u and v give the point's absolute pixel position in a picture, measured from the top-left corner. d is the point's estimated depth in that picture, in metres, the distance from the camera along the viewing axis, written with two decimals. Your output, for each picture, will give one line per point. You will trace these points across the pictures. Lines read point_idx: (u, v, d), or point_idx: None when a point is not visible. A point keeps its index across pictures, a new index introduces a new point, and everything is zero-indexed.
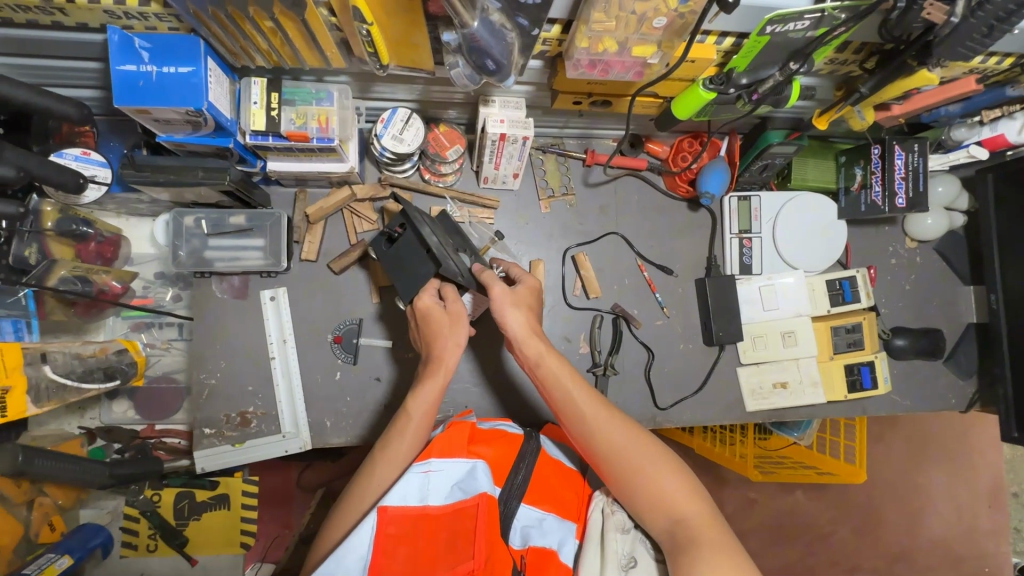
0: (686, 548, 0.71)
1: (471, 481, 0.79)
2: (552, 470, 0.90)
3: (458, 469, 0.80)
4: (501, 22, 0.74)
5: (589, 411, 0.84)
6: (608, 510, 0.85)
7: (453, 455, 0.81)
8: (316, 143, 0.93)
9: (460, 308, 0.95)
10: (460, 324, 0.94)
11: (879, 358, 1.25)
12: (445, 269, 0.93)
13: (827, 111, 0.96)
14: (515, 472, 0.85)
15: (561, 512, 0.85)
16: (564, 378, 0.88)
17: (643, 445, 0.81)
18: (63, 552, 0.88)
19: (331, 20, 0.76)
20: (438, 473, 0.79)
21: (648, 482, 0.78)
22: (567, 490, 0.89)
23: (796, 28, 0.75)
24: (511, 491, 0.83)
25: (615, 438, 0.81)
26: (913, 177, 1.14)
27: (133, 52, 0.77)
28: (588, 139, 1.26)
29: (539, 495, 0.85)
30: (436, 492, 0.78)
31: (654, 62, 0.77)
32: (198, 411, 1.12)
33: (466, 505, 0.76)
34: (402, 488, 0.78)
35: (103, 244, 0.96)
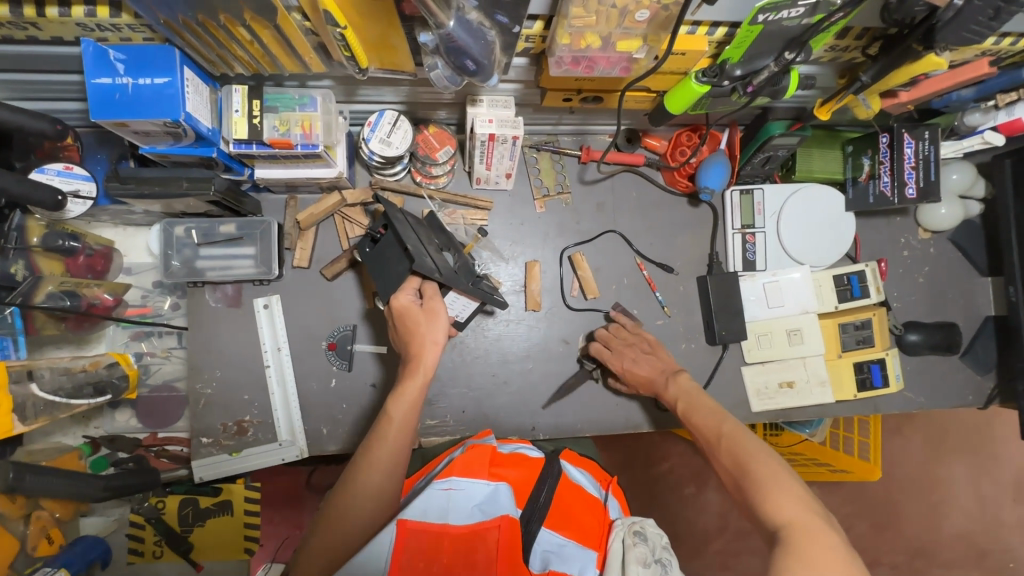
0: (789, 544, 0.69)
1: (493, 503, 0.80)
2: (573, 494, 0.93)
3: (480, 490, 0.82)
4: (479, 21, 0.71)
5: (708, 423, 0.91)
6: (628, 541, 0.85)
7: (474, 475, 0.84)
8: (300, 150, 0.92)
9: (437, 303, 0.89)
10: (438, 321, 0.88)
11: (891, 355, 1.19)
12: (419, 264, 0.86)
13: (829, 100, 0.92)
14: (537, 493, 0.90)
15: (582, 539, 0.87)
16: (692, 402, 0.97)
17: (756, 449, 0.82)
18: (61, 565, 0.88)
19: (305, 24, 0.74)
20: (460, 491, 0.81)
21: (749, 480, 0.78)
22: (588, 515, 0.91)
23: (790, 15, 0.71)
24: (532, 514, 0.88)
25: (724, 443, 0.86)
26: (924, 165, 1.08)
27: (108, 64, 0.76)
28: (583, 135, 1.23)
29: (560, 520, 0.88)
30: (457, 510, 0.80)
31: (641, 56, 0.74)
32: (196, 421, 1.12)
33: (485, 525, 0.77)
34: (424, 503, 0.79)
35: (92, 257, 0.97)
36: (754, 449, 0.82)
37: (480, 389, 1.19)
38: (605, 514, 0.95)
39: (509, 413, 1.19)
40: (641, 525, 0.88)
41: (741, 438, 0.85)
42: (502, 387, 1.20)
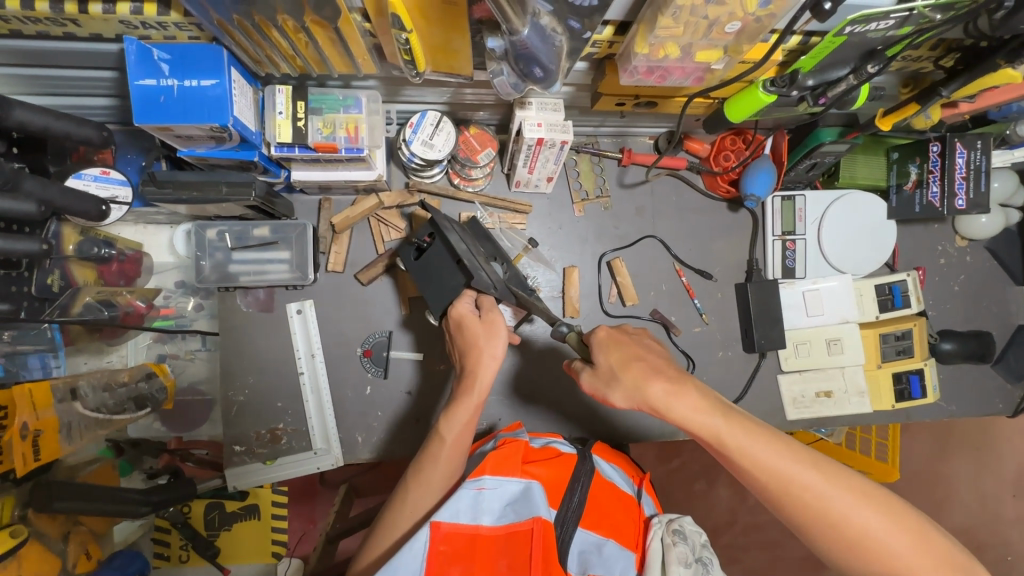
0: (882, 557, 0.64)
1: (527, 502, 0.72)
2: (607, 494, 0.86)
3: (511, 489, 0.75)
4: (552, 26, 0.67)
5: (769, 467, 0.69)
6: (668, 540, 0.81)
7: (507, 473, 0.77)
8: (344, 154, 0.87)
9: (496, 316, 0.87)
10: (497, 335, 0.86)
11: (929, 365, 1.20)
12: (477, 280, 0.86)
13: (894, 112, 0.89)
14: (571, 493, 0.82)
15: (620, 539, 0.81)
16: (725, 430, 0.72)
17: (840, 488, 0.67)
18: None
19: (365, 26, 0.70)
20: (491, 490, 0.74)
21: (857, 538, 0.65)
22: (623, 516, 0.85)
23: (878, 28, 0.68)
24: (566, 514, 0.79)
25: (802, 490, 0.67)
26: (975, 176, 1.07)
27: (152, 64, 0.71)
28: (623, 137, 1.20)
29: (596, 519, 0.82)
30: (489, 510, 0.72)
31: (718, 67, 0.72)
32: (228, 428, 1.09)
33: (520, 527, 0.69)
34: (452, 504, 0.72)
35: (125, 263, 0.92)
36: (841, 491, 0.66)
37: (516, 397, 1.17)
38: (640, 512, 0.89)
39: (546, 420, 1.18)
40: (679, 523, 0.85)
41: (821, 481, 0.67)
42: (537, 393, 1.18)
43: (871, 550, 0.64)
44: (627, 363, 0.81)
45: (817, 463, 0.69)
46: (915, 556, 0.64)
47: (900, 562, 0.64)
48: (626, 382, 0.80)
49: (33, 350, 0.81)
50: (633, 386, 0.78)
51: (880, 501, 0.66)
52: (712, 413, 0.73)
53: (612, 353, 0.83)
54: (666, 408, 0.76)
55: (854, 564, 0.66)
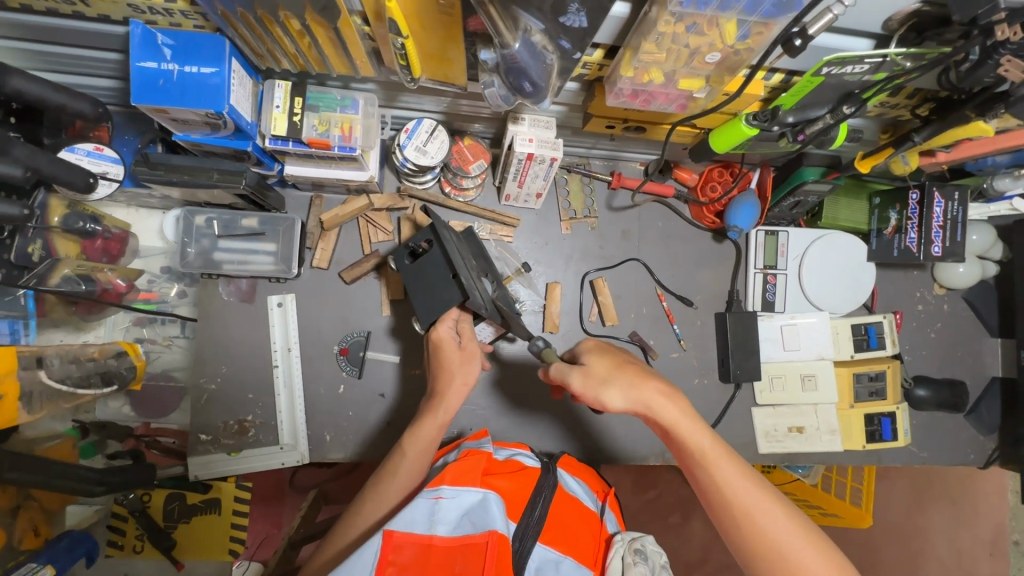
0: None
1: (483, 514, 0.71)
2: (569, 508, 0.85)
3: (469, 498, 0.73)
4: (543, 44, 0.70)
5: (742, 489, 0.71)
6: (629, 560, 0.80)
7: (465, 484, 0.75)
8: (337, 152, 0.90)
9: (475, 347, 0.91)
10: (471, 363, 0.90)
11: (901, 409, 1.20)
12: (472, 299, 0.86)
13: (873, 154, 0.93)
14: (531, 507, 0.81)
15: (579, 556, 0.80)
16: (709, 446, 0.73)
17: (808, 539, 0.68)
18: (47, 561, 0.85)
19: (364, 28, 0.73)
20: (448, 500, 0.72)
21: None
22: (585, 531, 0.84)
23: (853, 72, 0.70)
24: (526, 528, 0.78)
25: (767, 519, 0.69)
26: (951, 226, 1.10)
27: (155, 48, 0.73)
28: (615, 161, 1.23)
29: (555, 535, 0.80)
30: (444, 521, 0.71)
31: (701, 95, 0.74)
32: (196, 416, 1.08)
33: (475, 540, 0.68)
34: (409, 513, 0.71)
35: (110, 240, 0.94)
36: (798, 532, 0.68)
37: (490, 408, 1.17)
38: (603, 529, 0.88)
39: (517, 435, 1.17)
40: (641, 542, 0.84)
41: (783, 514, 0.69)
42: (512, 407, 1.17)
43: None
44: (624, 364, 0.79)
45: (782, 501, 0.71)
46: None
47: None
48: (618, 395, 0.76)
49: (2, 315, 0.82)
50: (630, 387, 0.76)
51: (830, 553, 0.68)
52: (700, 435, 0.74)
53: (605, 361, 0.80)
54: (658, 411, 0.75)
55: None
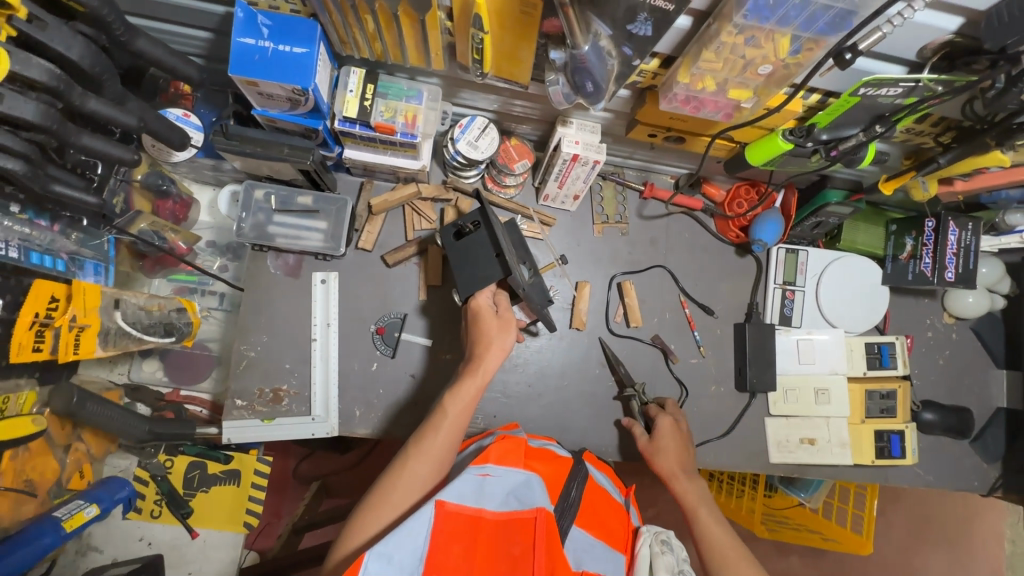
0: None
1: (528, 492, 0.76)
2: (599, 498, 0.89)
3: (514, 478, 0.79)
4: (608, 49, 0.76)
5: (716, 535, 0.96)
6: (656, 548, 0.84)
7: (510, 464, 0.81)
8: (399, 137, 0.96)
9: (510, 317, 0.99)
10: (508, 331, 0.96)
11: (910, 428, 1.24)
12: (515, 276, 0.94)
13: (896, 177, 1.00)
14: (568, 488, 0.85)
15: (610, 542, 0.83)
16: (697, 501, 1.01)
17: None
18: (92, 501, 1.02)
19: (446, 24, 0.80)
20: (495, 478, 0.78)
21: None
22: (614, 520, 0.88)
23: (888, 93, 0.76)
24: (565, 508, 0.81)
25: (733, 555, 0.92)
26: (965, 254, 1.17)
27: (254, 27, 0.80)
28: (647, 173, 1.30)
29: (588, 520, 0.84)
30: (491, 495, 0.76)
31: (747, 106, 0.81)
32: (233, 381, 1.12)
33: (524, 515, 0.72)
34: (458, 486, 0.75)
35: (178, 205, 1.09)
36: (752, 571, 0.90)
37: (514, 398, 1.20)
38: (629, 521, 0.92)
39: (538, 426, 1.20)
40: (667, 535, 0.88)
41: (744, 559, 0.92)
42: (534, 398, 1.21)
43: None
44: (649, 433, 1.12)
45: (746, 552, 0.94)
46: None
47: None
48: (666, 442, 1.09)
49: (91, 257, 0.95)
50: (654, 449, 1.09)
51: None
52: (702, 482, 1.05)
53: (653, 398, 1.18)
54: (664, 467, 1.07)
55: None
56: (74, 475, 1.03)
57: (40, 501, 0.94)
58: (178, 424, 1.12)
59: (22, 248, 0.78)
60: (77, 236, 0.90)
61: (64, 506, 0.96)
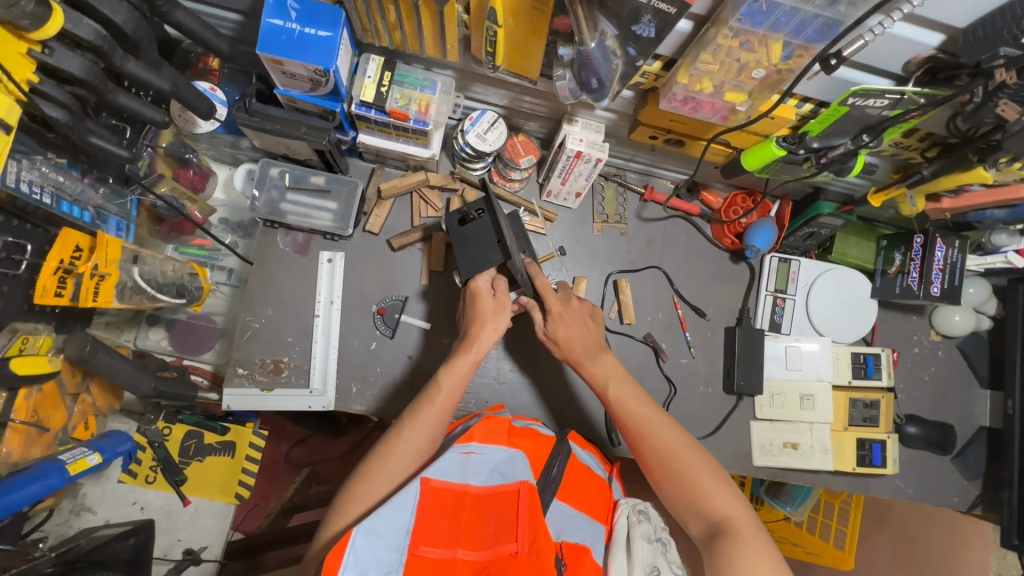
0: (687, 488, 0.87)
1: (511, 467, 0.80)
2: (581, 474, 0.92)
3: (497, 456, 0.83)
4: (613, 48, 0.81)
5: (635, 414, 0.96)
6: (634, 518, 0.86)
7: (493, 442, 0.85)
8: (412, 124, 1.01)
9: (506, 300, 1.04)
10: (504, 314, 1.02)
11: (892, 438, 1.27)
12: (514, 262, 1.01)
13: (884, 190, 1.05)
14: (550, 465, 0.88)
15: (589, 513, 0.86)
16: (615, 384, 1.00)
17: (680, 441, 0.91)
18: (95, 449, 1.06)
19: (463, 17, 0.85)
20: (478, 455, 0.82)
21: (673, 462, 0.90)
22: (595, 493, 0.90)
23: (875, 105, 0.80)
24: (546, 484, 0.85)
25: (654, 430, 0.93)
26: (950, 271, 1.21)
27: (283, 10, 0.86)
28: (648, 176, 1.35)
29: (569, 493, 0.87)
30: (475, 472, 0.79)
31: (741, 109, 0.86)
32: (236, 350, 1.16)
33: (506, 488, 0.76)
34: (443, 463, 0.79)
35: (197, 174, 1.15)
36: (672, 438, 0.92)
37: (506, 385, 1.24)
38: (610, 494, 0.94)
39: (528, 413, 1.23)
40: (645, 506, 0.90)
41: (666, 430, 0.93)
42: (527, 387, 1.24)
43: (681, 474, 0.88)
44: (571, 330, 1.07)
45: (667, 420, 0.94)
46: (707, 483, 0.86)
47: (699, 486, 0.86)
48: (603, 360, 1.04)
49: (114, 213, 1.00)
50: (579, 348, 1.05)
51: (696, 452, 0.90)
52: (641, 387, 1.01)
53: (583, 332, 1.07)
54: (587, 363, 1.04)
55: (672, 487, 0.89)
56: (80, 425, 1.07)
57: (46, 444, 0.97)
58: (181, 387, 1.15)
59: (54, 195, 0.83)
60: (104, 191, 0.97)
61: (69, 451, 1.01)
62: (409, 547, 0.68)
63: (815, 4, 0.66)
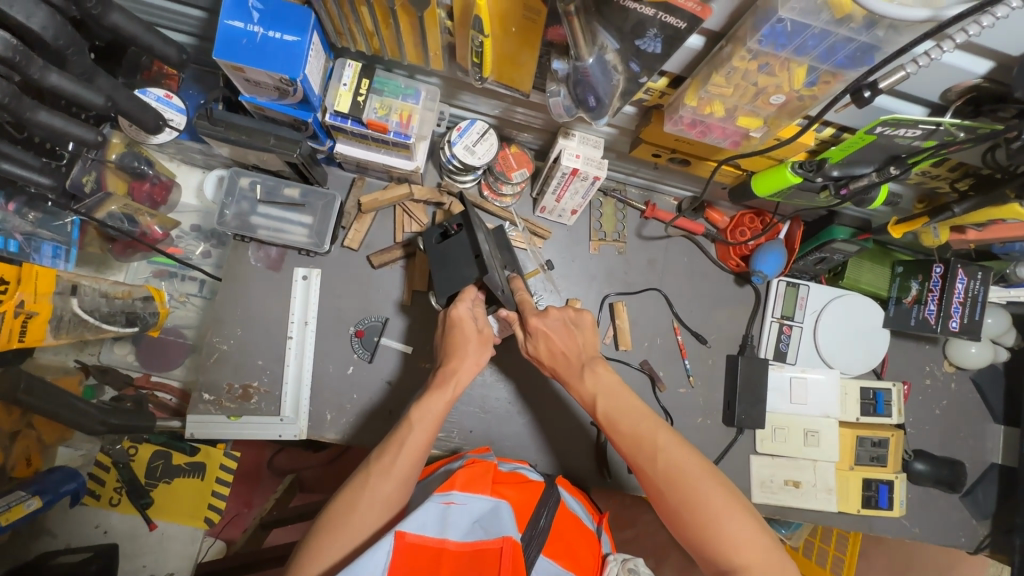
0: (690, 511, 0.74)
1: (494, 521, 0.72)
2: (570, 525, 0.84)
3: (481, 506, 0.75)
4: (614, 63, 0.71)
5: (628, 430, 0.84)
6: None
7: (475, 491, 0.77)
8: (392, 137, 0.92)
9: (490, 333, 0.97)
10: (486, 348, 0.96)
11: (899, 479, 1.21)
12: (489, 278, 0.93)
13: (907, 221, 0.95)
14: (537, 515, 0.81)
15: (579, 572, 0.77)
16: (605, 397, 0.89)
17: (682, 455, 0.79)
18: (36, 492, 1.06)
19: (447, 23, 0.76)
20: (459, 506, 0.73)
21: (675, 482, 0.77)
22: (583, 547, 0.82)
23: (906, 135, 0.72)
24: (532, 538, 0.77)
25: (649, 442, 0.81)
26: (972, 304, 1.12)
27: (245, 10, 0.76)
28: (650, 192, 1.26)
29: (556, 548, 0.78)
30: (456, 525, 0.70)
31: (756, 135, 0.77)
32: (201, 373, 1.08)
33: (488, 545, 0.68)
34: (421, 515, 0.71)
35: (156, 186, 1.06)
36: (671, 450, 0.79)
37: (492, 413, 1.16)
38: (598, 547, 0.86)
39: (515, 444, 1.16)
40: (635, 563, 0.81)
41: (663, 444, 0.80)
42: (514, 415, 1.17)
43: (684, 497, 0.75)
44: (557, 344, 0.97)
45: (665, 432, 0.82)
46: (713, 507, 0.73)
47: (703, 510, 0.73)
48: (592, 374, 0.92)
49: (50, 238, 0.95)
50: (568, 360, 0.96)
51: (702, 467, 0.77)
52: (638, 400, 0.87)
53: (571, 343, 0.97)
54: (575, 376, 0.94)
55: (677, 514, 0.76)
56: (21, 463, 1.09)
57: None
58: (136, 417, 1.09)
59: None
60: (36, 216, 0.92)
61: (4, 497, 1.01)
62: None
63: (849, 27, 0.56)
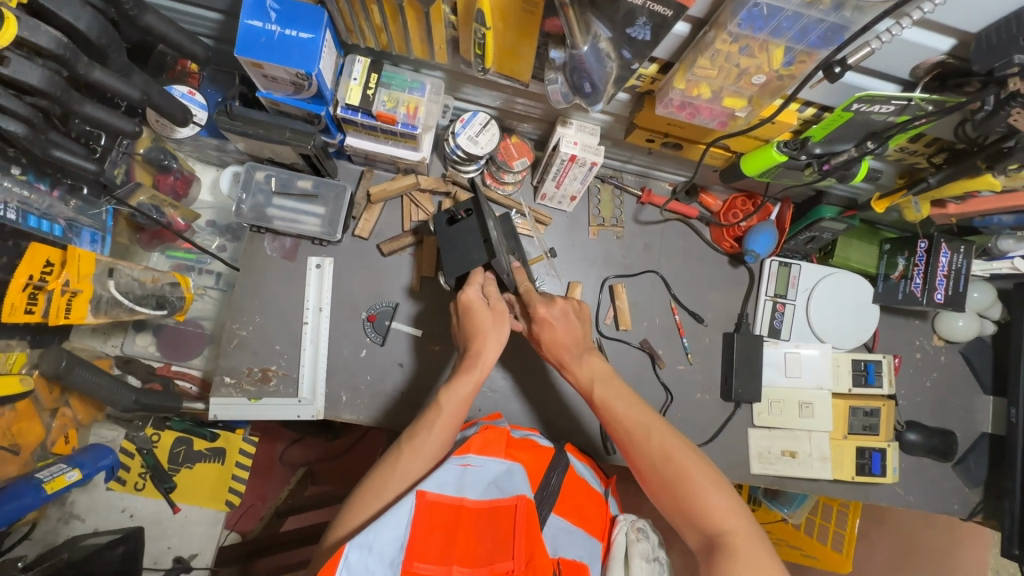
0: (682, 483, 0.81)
1: (509, 481, 0.77)
2: (579, 487, 0.89)
3: (496, 468, 0.80)
4: (607, 51, 0.77)
5: (622, 413, 0.91)
6: (632, 536, 0.84)
7: (490, 454, 0.82)
8: (400, 127, 0.97)
9: (503, 308, 1.01)
10: (503, 323, 0.99)
11: (892, 447, 1.25)
12: (496, 261, 0.99)
13: (888, 195, 1.02)
14: (549, 476, 0.86)
15: (588, 529, 0.84)
16: (599, 384, 0.96)
17: (672, 436, 0.86)
18: (74, 465, 1.09)
19: (450, 18, 0.81)
20: (476, 468, 0.79)
21: (667, 458, 0.84)
22: (592, 507, 0.88)
23: (880, 111, 0.77)
24: (544, 497, 0.82)
25: (642, 425, 0.88)
26: (955, 277, 1.17)
27: (263, 10, 0.82)
28: (646, 179, 1.31)
29: (567, 507, 0.84)
30: (472, 485, 0.76)
31: (741, 115, 0.83)
32: (222, 358, 1.13)
33: (502, 503, 0.73)
34: (439, 477, 0.76)
35: (179, 180, 1.13)
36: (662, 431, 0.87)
37: (499, 393, 1.22)
38: (607, 509, 0.93)
39: (522, 422, 1.21)
40: (643, 523, 0.88)
41: (655, 425, 0.88)
42: (520, 394, 1.22)
43: (676, 471, 0.82)
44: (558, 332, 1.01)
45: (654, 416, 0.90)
46: (702, 480, 0.80)
47: (694, 482, 0.80)
48: (588, 361, 0.99)
49: (89, 225, 1.00)
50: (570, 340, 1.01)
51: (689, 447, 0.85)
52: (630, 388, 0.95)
53: (569, 332, 1.01)
54: (570, 362, 1.00)
55: (669, 488, 0.82)
56: (59, 440, 1.10)
57: (21, 463, 1.00)
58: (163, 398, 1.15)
59: (20, 210, 0.84)
60: (76, 203, 0.96)
61: (48, 468, 1.04)
62: (402, 563, 0.65)
63: (818, 9, 0.62)
